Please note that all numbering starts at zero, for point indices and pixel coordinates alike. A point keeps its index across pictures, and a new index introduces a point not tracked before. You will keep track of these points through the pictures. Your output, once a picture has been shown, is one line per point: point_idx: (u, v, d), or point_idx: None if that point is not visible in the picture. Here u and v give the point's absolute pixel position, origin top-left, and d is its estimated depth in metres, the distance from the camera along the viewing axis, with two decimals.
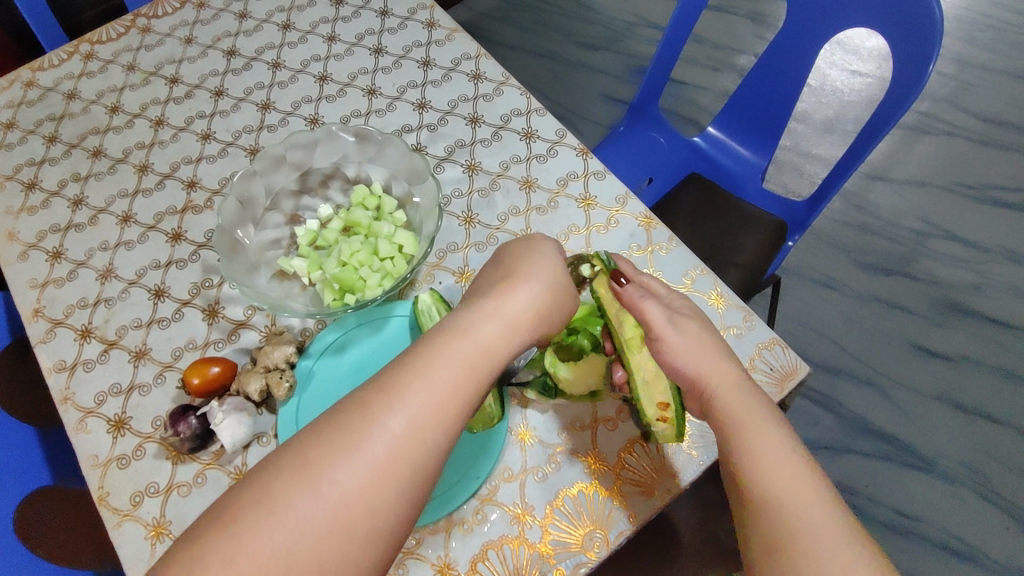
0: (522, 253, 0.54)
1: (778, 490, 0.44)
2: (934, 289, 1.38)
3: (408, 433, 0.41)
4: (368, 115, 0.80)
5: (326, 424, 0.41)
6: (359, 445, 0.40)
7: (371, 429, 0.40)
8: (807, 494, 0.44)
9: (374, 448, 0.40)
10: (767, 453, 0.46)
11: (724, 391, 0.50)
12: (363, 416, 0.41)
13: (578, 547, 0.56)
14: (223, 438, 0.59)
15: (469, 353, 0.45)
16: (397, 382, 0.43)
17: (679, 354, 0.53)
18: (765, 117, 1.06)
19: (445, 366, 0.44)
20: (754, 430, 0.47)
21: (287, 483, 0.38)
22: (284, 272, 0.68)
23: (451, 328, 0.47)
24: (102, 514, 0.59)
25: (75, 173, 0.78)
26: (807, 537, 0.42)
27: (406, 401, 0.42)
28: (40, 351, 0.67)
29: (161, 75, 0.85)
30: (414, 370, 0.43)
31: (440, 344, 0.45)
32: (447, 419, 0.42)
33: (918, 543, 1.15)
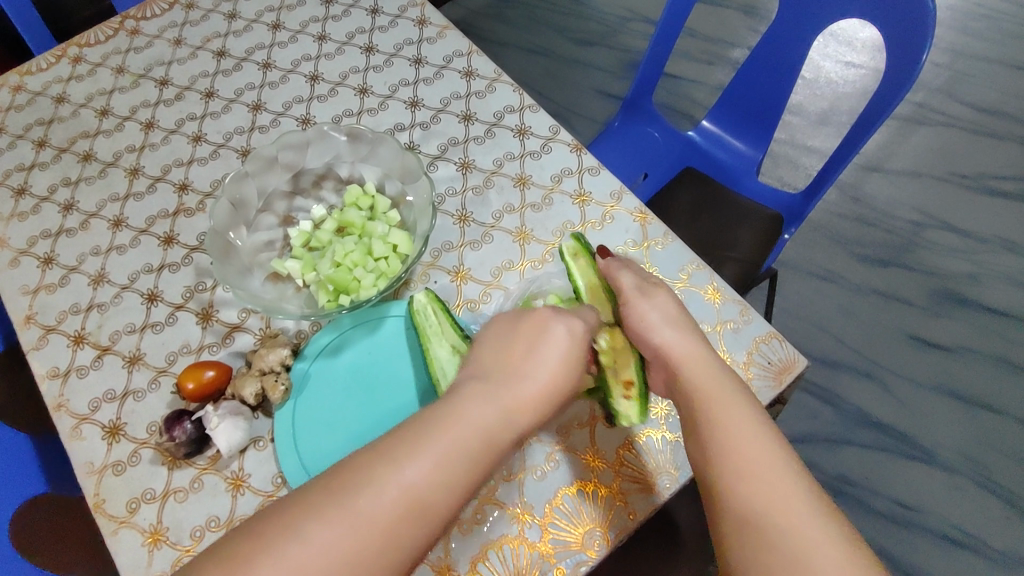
0: (540, 323, 0.53)
1: (748, 468, 0.45)
2: (931, 280, 1.38)
3: (405, 508, 0.41)
4: (360, 115, 0.79)
5: (331, 484, 0.42)
6: (356, 516, 0.40)
7: (372, 503, 0.41)
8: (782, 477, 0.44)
9: (370, 521, 0.40)
10: (739, 434, 0.46)
11: (697, 368, 0.51)
12: (362, 487, 0.41)
13: (578, 545, 0.56)
14: (219, 443, 0.58)
15: (480, 429, 0.46)
16: (399, 458, 0.43)
17: (648, 319, 0.55)
18: (759, 110, 1.06)
19: (449, 447, 0.44)
20: (726, 408, 0.48)
21: (282, 545, 0.38)
22: (277, 275, 0.67)
23: (457, 408, 0.46)
24: (99, 521, 0.58)
25: (66, 178, 0.77)
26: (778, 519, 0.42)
27: (406, 477, 0.42)
28: (33, 358, 0.66)
29: (150, 77, 0.84)
30: (415, 448, 0.43)
31: (446, 426, 0.45)
32: (447, 496, 0.43)
33: (919, 533, 1.15)
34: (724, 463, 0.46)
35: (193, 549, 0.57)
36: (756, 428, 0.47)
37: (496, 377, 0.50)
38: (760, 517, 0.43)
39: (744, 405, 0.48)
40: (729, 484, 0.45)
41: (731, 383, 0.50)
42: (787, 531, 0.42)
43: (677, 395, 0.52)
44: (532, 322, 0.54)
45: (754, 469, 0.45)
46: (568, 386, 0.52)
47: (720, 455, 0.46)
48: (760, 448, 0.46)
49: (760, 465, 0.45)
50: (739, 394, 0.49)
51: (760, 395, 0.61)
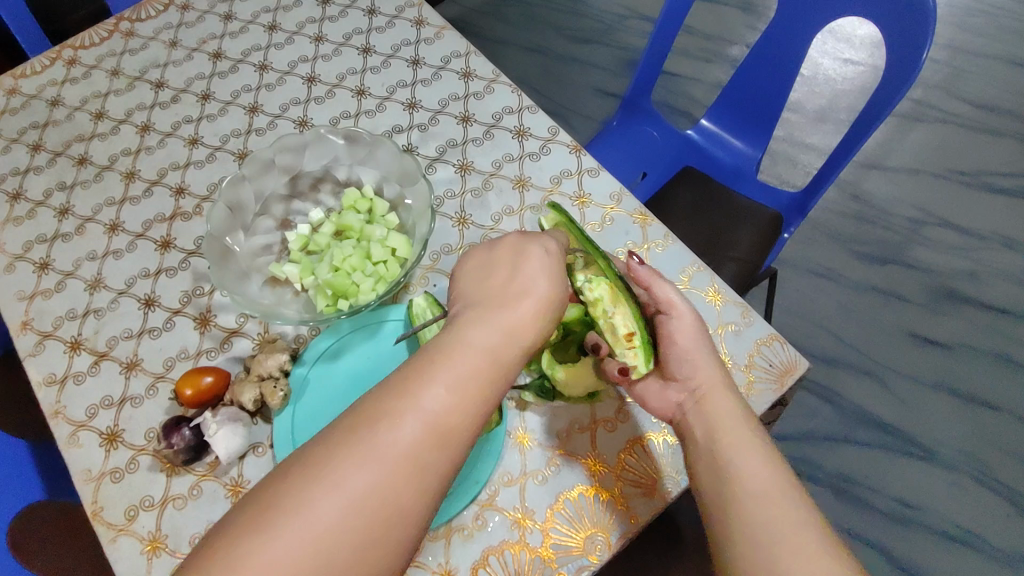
0: (514, 249, 0.50)
1: (759, 490, 0.43)
2: (930, 277, 1.38)
3: (423, 432, 0.39)
4: (358, 117, 0.78)
5: (338, 433, 0.39)
6: (376, 449, 0.37)
7: (390, 436, 0.38)
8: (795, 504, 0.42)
9: (390, 453, 0.37)
10: (750, 457, 0.45)
11: (718, 395, 0.50)
12: (376, 421, 0.39)
13: (580, 550, 0.56)
14: (218, 450, 0.58)
15: (481, 352, 0.43)
16: (407, 388, 0.40)
17: (684, 344, 0.54)
18: (758, 109, 1.06)
19: (457, 370, 0.41)
20: (741, 434, 0.47)
21: (303, 486, 0.36)
22: (275, 279, 0.67)
23: (456, 336, 0.44)
24: (97, 530, 0.58)
25: (61, 182, 0.76)
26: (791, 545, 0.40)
27: (419, 402, 0.39)
28: (29, 365, 0.66)
29: (146, 80, 0.83)
30: (423, 377, 0.41)
31: (448, 351, 0.42)
32: (465, 417, 0.40)
33: (919, 531, 1.15)
34: (730, 480, 0.44)
35: None
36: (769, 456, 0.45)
37: (491, 302, 0.47)
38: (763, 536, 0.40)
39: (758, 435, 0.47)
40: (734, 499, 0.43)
41: (748, 415, 0.49)
42: (787, 553, 0.39)
43: (690, 424, 0.51)
44: (505, 249, 0.50)
45: (762, 489, 0.43)
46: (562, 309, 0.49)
47: (729, 474, 0.44)
48: (772, 474, 0.44)
49: (770, 487, 0.43)
50: (753, 425, 0.48)
51: (762, 398, 0.61)
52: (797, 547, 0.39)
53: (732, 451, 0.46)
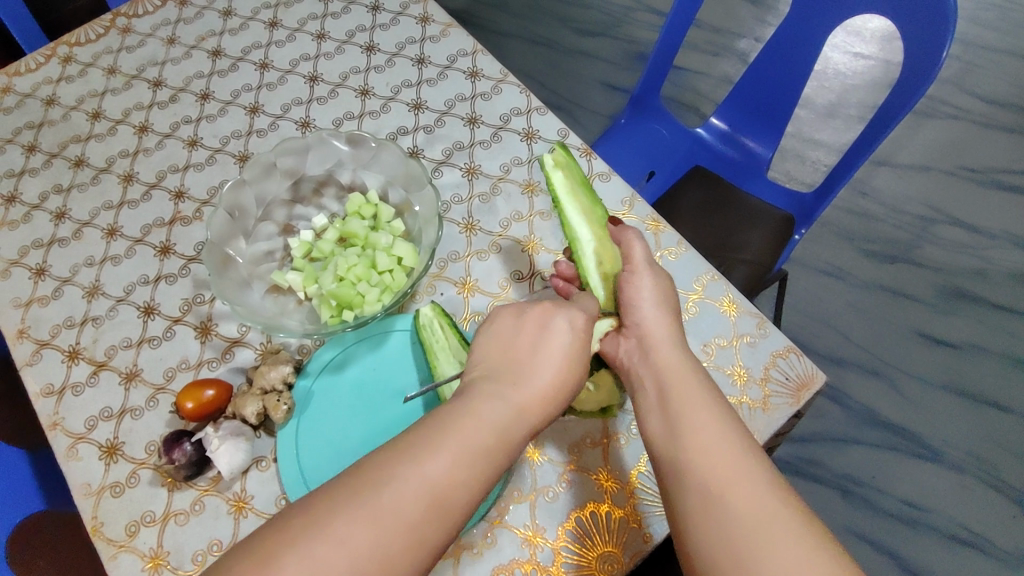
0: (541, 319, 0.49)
1: (708, 447, 0.41)
2: (938, 276, 1.36)
3: (429, 496, 0.38)
4: (362, 118, 0.76)
5: (348, 482, 0.38)
6: (381, 508, 0.36)
7: (399, 500, 0.37)
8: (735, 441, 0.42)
9: (393, 515, 0.36)
10: (697, 412, 0.44)
11: (663, 345, 0.49)
12: (385, 479, 0.38)
13: (592, 569, 0.54)
14: (220, 465, 0.56)
15: (493, 421, 0.42)
16: (416, 454, 0.39)
17: (639, 294, 0.53)
18: (770, 107, 1.03)
19: (465, 439, 0.40)
20: (686, 390, 0.45)
21: (308, 537, 0.35)
22: (278, 287, 0.65)
23: (472, 408, 0.42)
24: (97, 546, 0.57)
25: (57, 185, 0.74)
26: (733, 482, 0.39)
27: (429, 468, 0.39)
28: (26, 375, 0.64)
29: (144, 78, 0.81)
30: (435, 443, 0.40)
31: (462, 421, 0.41)
32: (469, 484, 0.39)
33: (925, 533, 1.15)
34: (677, 424, 0.44)
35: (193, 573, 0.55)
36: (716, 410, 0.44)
37: (509, 373, 0.45)
38: (708, 493, 0.40)
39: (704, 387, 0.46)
40: (682, 462, 0.42)
41: (692, 363, 0.48)
42: (738, 499, 0.39)
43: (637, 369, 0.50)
44: (533, 317, 0.49)
45: (707, 442, 0.42)
46: (576, 383, 0.47)
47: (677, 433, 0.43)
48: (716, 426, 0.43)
49: (716, 440, 0.42)
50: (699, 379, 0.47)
51: (778, 413, 0.59)
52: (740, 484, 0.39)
53: (679, 407, 0.44)
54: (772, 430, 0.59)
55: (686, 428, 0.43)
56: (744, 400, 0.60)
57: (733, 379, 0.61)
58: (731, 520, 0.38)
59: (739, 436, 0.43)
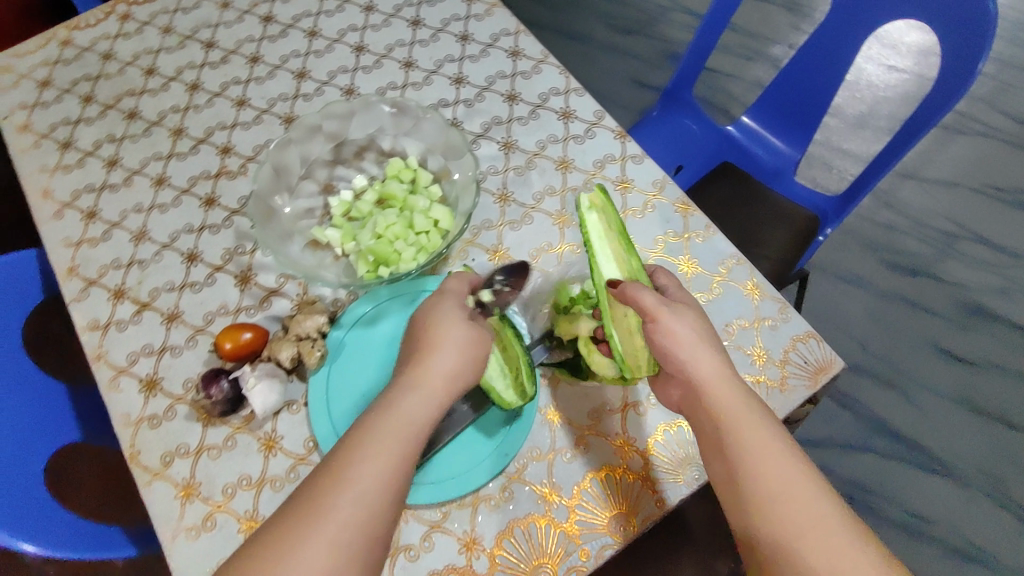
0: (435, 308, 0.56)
1: (779, 496, 0.45)
2: (958, 292, 1.36)
3: (380, 477, 0.45)
4: (405, 88, 0.79)
5: (312, 486, 0.44)
6: (341, 500, 0.43)
7: (353, 493, 0.44)
8: (806, 496, 0.45)
9: (353, 508, 0.43)
10: (768, 460, 0.47)
11: (719, 391, 0.50)
12: (341, 481, 0.44)
13: (604, 528, 0.56)
14: (255, 404, 0.59)
15: (413, 399, 0.49)
16: (355, 453, 0.46)
17: (676, 336, 0.52)
18: (802, 109, 1.05)
19: (394, 423, 0.48)
20: (752, 430, 0.48)
21: (290, 537, 0.42)
22: (316, 242, 0.68)
23: (390, 397, 0.50)
24: (134, 472, 0.60)
25: (111, 134, 0.77)
26: (808, 543, 0.43)
27: (373, 454, 0.46)
28: (73, 309, 0.67)
29: (197, 39, 0.84)
30: (370, 433, 0.47)
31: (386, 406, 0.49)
32: (404, 450, 0.47)
33: (930, 544, 1.15)
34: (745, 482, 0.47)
35: (223, 504, 0.58)
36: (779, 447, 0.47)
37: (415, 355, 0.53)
38: (781, 540, 0.44)
39: (762, 424, 0.48)
40: (758, 519, 0.45)
41: (751, 405, 0.50)
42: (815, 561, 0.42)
43: (699, 412, 0.51)
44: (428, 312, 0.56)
45: (781, 489, 0.45)
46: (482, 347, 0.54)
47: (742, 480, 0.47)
48: (786, 467, 0.46)
49: (788, 484, 0.46)
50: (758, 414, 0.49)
51: (795, 394, 0.61)
52: (817, 543, 0.43)
53: (744, 453, 0.47)
54: (788, 409, 0.61)
55: (756, 475, 0.46)
56: (762, 379, 0.62)
57: (752, 359, 0.63)
58: (807, 558, 0.43)
59: (818, 497, 0.45)
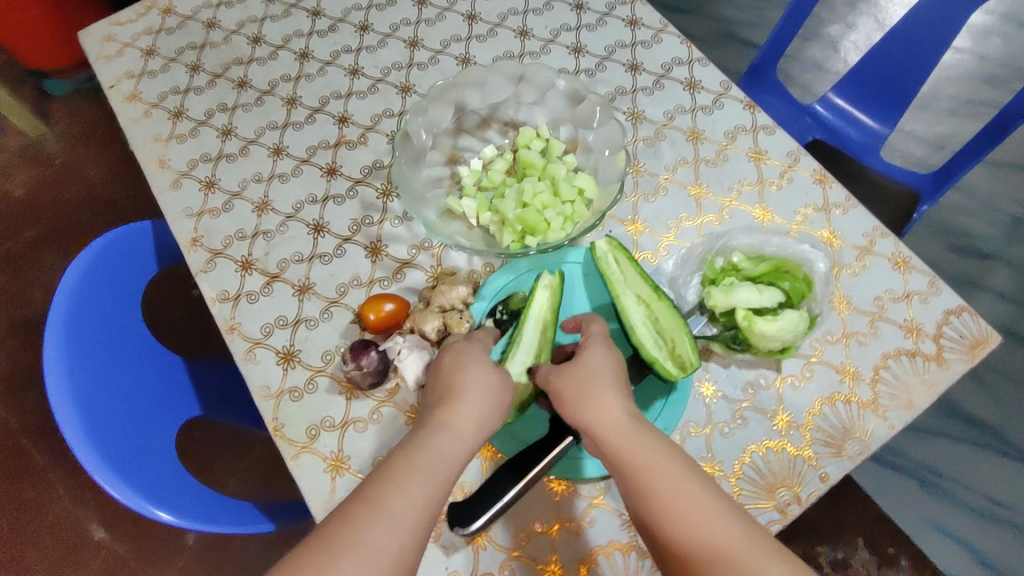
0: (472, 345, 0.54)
1: (679, 522, 0.40)
2: (1021, 273, 1.29)
3: (407, 526, 0.39)
4: (522, 57, 0.77)
5: (342, 515, 0.40)
6: (380, 522, 0.39)
7: (391, 515, 0.39)
8: (710, 521, 0.40)
9: (389, 531, 0.39)
10: (665, 485, 0.42)
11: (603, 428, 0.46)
12: (363, 526, 0.39)
13: (770, 503, 0.55)
14: (407, 374, 0.58)
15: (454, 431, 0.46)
16: (392, 482, 0.41)
17: (561, 388, 0.49)
18: (896, 85, 1.02)
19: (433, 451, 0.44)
20: (643, 461, 0.43)
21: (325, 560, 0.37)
22: (450, 212, 0.66)
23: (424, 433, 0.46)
24: (279, 446, 0.59)
25: (222, 104, 0.76)
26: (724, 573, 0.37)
27: (412, 483, 0.41)
28: (202, 281, 0.66)
29: (301, 7, 0.82)
30: (392, 482, 0.41)
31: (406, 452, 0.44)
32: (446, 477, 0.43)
33: (1006, 530, 1.09)
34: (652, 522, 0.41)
35: None
36: (676, 467, 0.43)
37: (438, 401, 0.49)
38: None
39: (656, 448, 0.44)
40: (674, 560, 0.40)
41: (643, 431, 0.45)
42: None
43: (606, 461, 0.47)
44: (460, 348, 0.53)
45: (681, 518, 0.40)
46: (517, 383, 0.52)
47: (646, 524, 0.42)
48: (685, 486, 0.41)
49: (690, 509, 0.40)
50: (650, 440, 0.45)
51: (953, 368, 0.59)
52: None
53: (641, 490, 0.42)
54: (949, 384, 0.59)
55: (657, 512, 0.41)
56: (918, 353, 0.60)
57: (906, 333, 0.61)
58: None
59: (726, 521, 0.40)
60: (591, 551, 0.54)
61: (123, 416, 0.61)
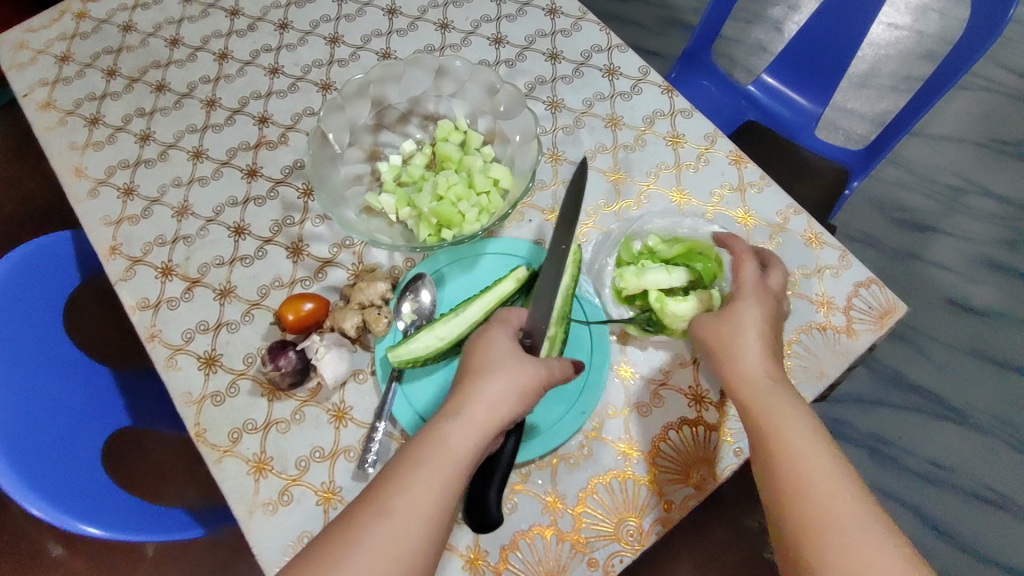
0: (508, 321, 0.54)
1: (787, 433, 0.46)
2: (962, 244, 1.33)
3: (441, 488, 0.43)
4: (443, 50, 0.77)
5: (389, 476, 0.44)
6: (420, 477, 0.43)
7: (422, 483, 0.43)
8: (809, 440, 0.46)
9: (423, 497, 0.42)
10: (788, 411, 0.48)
11: (745, 348, 0.52)
12: (396, 493, 0.42)
13: (685, 480, 0.56)
14: (325, 373, 0.58)
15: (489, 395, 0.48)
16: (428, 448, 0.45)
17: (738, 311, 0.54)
18: (825, 63, 1.03)
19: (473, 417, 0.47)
20: (780, 419, 0.48)
21: (370, 521, 0.41)
22: (370, 209, 0.66)
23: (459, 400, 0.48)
24: (202, 450, 0.59)
25: (139, 109, 0.74)
26: (817, 473, 0.44)
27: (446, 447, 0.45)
28: (121, 289, 0.65)
29: (220, 7, 0.81)
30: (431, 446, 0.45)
31: (421, 451, 0.45)
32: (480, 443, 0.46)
33: (948, 491, 1.13)
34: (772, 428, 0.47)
35: (298, 477, 0.57)
36: (803, 425, 0.47)
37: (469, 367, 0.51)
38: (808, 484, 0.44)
39: (795, 406, 0.48)
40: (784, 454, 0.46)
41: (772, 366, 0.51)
42: (821, 493, 0.43)
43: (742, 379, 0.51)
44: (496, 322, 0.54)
45: (811, 486, 0.43)
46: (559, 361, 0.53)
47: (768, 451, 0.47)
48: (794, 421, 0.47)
49: (818, 481, 0.43)
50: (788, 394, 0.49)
51: (862, 338, 0.61)
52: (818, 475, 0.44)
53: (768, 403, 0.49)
54: (858, 354, 0.60)
55: (782, 461, 0.45)
56: (829, 327, 0.61)
57: (818, 307, 0.62)
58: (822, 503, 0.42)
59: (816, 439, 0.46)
60: (511, 537, 0.55)
61: (43, 429, 0.61)
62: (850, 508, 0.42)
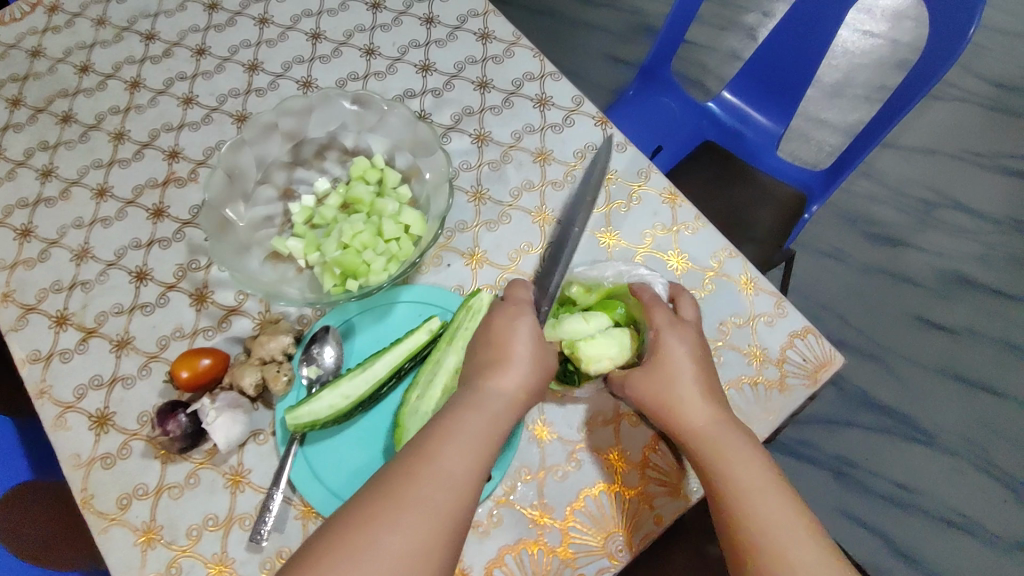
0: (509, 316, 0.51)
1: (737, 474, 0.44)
2: (933, 259, 1.30)
3: (461, 482, 0.40)
4: (368, 79, 0.73)
5: (393, 472, 0.40)
6: (436, 473, 0.40)
7: (440, 479, 0.39)
8: (761, 481, 0.44)
9: (440, 492, 0.39)
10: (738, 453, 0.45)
11: (681, 385, 0.49)
12: (405, 494, 0.38)
13: (600, 550, 0.53)
14: (217, 438, 0.54)
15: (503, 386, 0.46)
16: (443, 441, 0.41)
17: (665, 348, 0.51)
18: (785, 80, 0.99)
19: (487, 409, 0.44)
20: (734, 458, 0.45)
21: (383, 522, 0.37)
22: (277, 254, 0.62)
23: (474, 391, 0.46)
24: (88, 519, 0.55)
25: (43, 142, 0.70)
26: (772, 521, 0.41)
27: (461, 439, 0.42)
28: (11, 341, 0.61)
29: (135, 31, 0.76)
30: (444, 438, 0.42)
31: (438, 443, 0.41)
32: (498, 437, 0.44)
33: (912, 514, 1.10)
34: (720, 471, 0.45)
35: (188, 548, 0.53)
36: (759, 467, 0.45)
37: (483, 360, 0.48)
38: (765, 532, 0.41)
39: (747, 445, 0.46)
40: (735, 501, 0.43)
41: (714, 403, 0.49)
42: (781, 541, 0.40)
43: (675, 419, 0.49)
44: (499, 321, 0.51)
45: (772, 531, 0.41)
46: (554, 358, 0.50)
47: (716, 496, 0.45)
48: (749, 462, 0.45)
49: (777, 527, 0.41)
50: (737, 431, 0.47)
51: (794, 394, 0.57)
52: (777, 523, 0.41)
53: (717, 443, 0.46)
54: (789, 412, 0.57)
55: (736, 507, 0.43)
56: (760, 381, 0.58)
57: (749, 359, 0.59)
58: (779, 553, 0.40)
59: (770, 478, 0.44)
60: None
61: None
62: (808, 555, 0.40)
